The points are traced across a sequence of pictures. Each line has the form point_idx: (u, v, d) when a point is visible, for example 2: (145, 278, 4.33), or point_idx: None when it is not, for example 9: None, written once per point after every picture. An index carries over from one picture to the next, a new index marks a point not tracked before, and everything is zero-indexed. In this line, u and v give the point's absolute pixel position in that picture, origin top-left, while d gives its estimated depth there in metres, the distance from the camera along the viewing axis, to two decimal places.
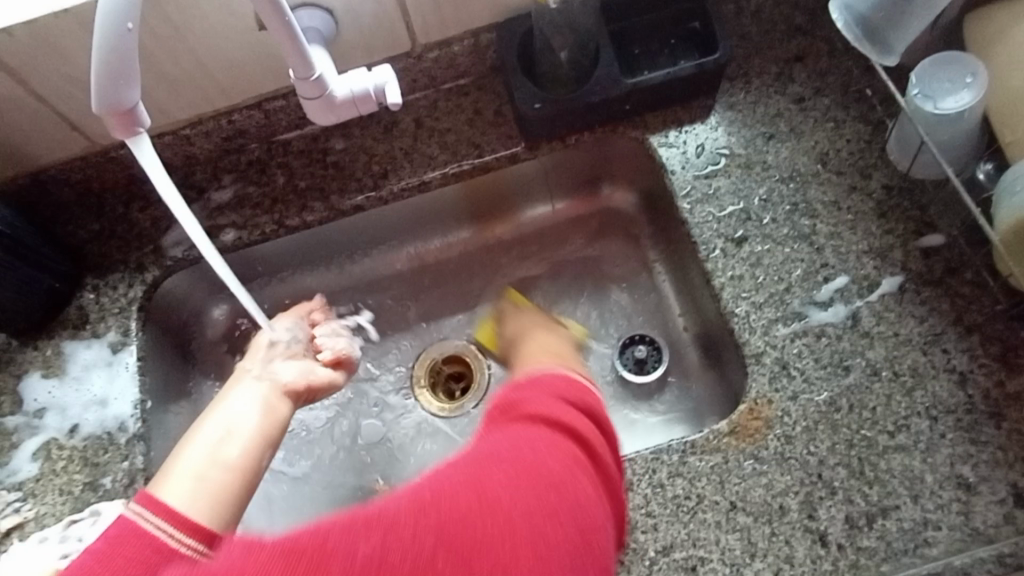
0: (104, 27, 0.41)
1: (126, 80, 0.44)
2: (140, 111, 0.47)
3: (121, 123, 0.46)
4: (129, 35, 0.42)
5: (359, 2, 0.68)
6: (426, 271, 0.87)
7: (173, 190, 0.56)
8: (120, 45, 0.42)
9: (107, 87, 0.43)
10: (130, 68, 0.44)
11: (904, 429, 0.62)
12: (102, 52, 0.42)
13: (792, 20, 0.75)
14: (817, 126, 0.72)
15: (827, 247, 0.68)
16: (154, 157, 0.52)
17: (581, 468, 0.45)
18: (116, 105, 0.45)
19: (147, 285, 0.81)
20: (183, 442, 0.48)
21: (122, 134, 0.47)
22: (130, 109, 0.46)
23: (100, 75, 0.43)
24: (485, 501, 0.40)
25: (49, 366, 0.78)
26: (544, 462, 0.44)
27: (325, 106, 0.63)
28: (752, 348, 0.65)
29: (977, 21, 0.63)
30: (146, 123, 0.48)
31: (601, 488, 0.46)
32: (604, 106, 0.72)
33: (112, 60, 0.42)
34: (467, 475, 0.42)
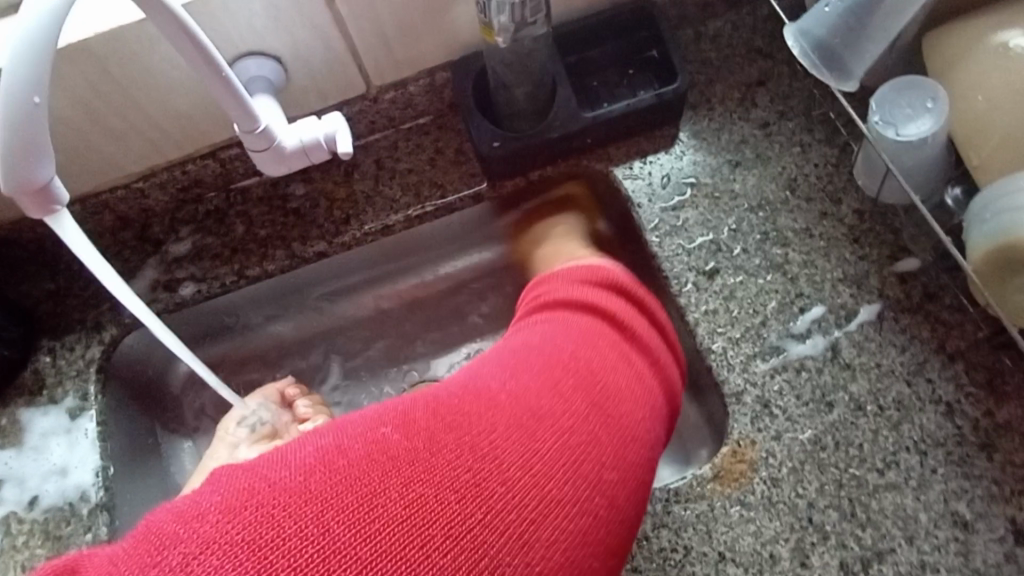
0: (8, 101, 0.39)
1: (38, 155, 0.41)
2: (56, 186, 0.44)
3: (35, 201, 0.44)
4: (37, 109, 0.40)
5: (308, 48, 0.66)
6: (396, 314, 0.83)
7: (101, 257, 0.54)
8: (26, 120, 0.40)
9: (15, 164, 0.41)
10: (41, 143, 0.41)
11: (894, 466, 0.60)
12: (8, 128, 0.39)
13: (753, 43, 0.74)
14: (783, 150, 0.70)
15: (801, 277, 0.66)
16: (75, 231, 0.49)
17: (599, 335, 0.60)
18: (27, 183, 0.42)
19: (105, 344, 0.78)
20: None
21: (38, 213, 0.45)
22: (44, 185, 0.43)
23: (7, 152, 0.40)
24: (483, 393, 0.54)
25: (4, 437, 0.75)
26: (581, 342, 0.59)
27: (275, 157, 0.61)
28: (732, 386, 0.63)
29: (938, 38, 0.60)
30: (65, 198, 0.45)
31: (614, 352, 0.59)
32: (566, 141, 0.70)
33: (18, 135, 0.40)
34: (482, 373, 0.56)
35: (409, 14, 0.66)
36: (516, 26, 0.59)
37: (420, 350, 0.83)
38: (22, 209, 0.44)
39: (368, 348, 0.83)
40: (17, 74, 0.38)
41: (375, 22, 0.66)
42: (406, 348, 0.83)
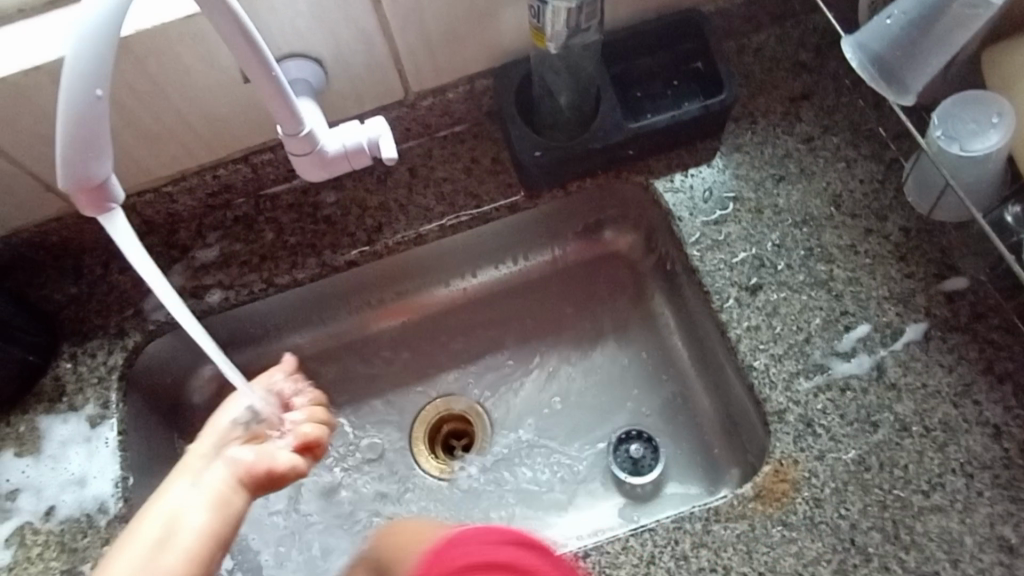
0: (70, 93, 0.38)
1: (96, 150, 0.40)
2: (112, 186, 0.43)
3: (91, 201, 0.42)
4: (99, 101, 0.39)
5: (351, 52, 0.65)
6: (418, 327, 0.83)
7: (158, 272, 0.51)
8: (87, 112, 0.38)
9: (73, 158, 0.39)
10: (101, 138, 0.40)
11: (939, 488, 0.59)
12: (69, 120, 0.38)
13: (796, 57, 0.74)
14: (828, 166, 0.69)
15: (847, 294, 0.65)
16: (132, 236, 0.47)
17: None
18: (85, 179, 0.41)
19: (128, 351, 0.76)
20: (120, 546, 0.48)
21: (92, 213, 0.43)
22: (101, 183, 0.41)
23: (66, 144, 0.39)
24: None
25: (23, 444, 0.73)
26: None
27: (316, 161, 0.60)
28: (774, 404, 0.62)
29: (999, 54, 0.59)
30: (119, 199, 0.43)
31: None
32: (608, 152, 0.69)
33: (78, 129, 0.39)
34: None
35: (456, 18, 0.65)
36: (569, 33, 0.58)
37: (445, 364, 0.83)
38: (77, 208, 0.43)
39: (387, 362, 0.83)
40: (80, 65, 0.37)
41: (422, 26, 0.65)
42: (434, 361, 0.83)
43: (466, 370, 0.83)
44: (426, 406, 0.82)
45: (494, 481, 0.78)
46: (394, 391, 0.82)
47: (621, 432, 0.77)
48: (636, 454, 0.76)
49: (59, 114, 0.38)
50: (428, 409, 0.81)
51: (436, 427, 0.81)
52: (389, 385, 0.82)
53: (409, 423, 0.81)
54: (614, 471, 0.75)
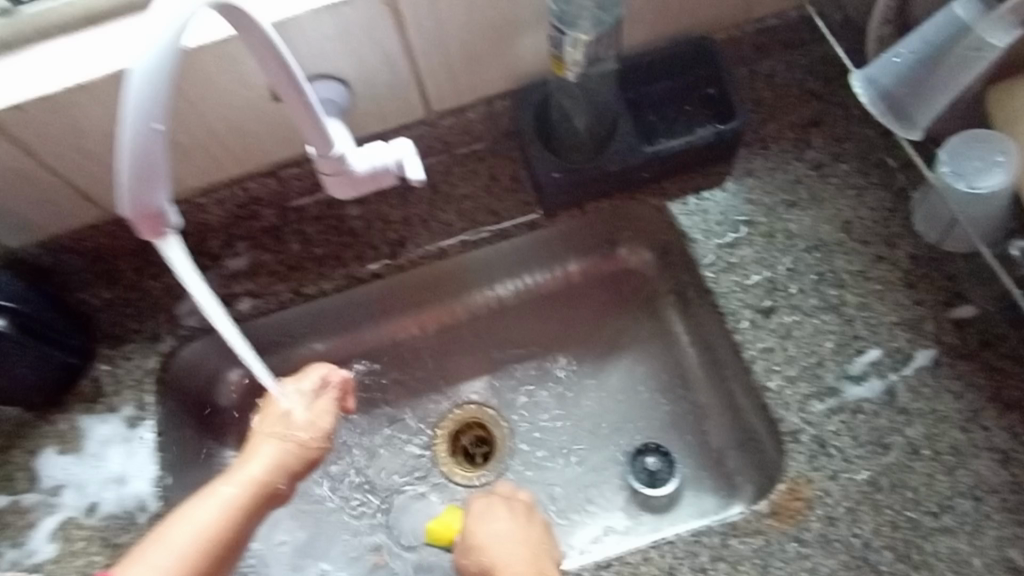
0: (131, 126, 0.41)
1: (154, 180, 0.43)
2: (168, 215, 0.45)
3: (149, 226, 0.45)
4: (157, 135, 0.42)
5: (376, 75, 0.68)
6: (440, 336, 0.87)
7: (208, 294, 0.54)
8: (147, 144, 0.41)
9: (134, 187, 0.42)
10: (159, 169, 0.43)
11: (949, 510, 0.60)
12: (132, 152, 0.41)
13: (804, 85, 0.74)
14: (838, 193, 0.70)
15: (858, 319, 0.66)
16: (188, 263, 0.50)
17: None
18: (145, 209, 0.44)
19: (162, 355, 0.80)
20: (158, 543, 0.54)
21: (150, 238, 0.46)
22: (158, 212, 0.44)
23: (131, 176, 0.42)
24: None
25: (65, 442, 0.78)
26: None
27: (346, 181, 0.63)
28: (788, 425, 0.64)
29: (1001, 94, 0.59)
30: (174, 226, 0.46)
31: None
32: (624, 174, 0.71)
33: (139, 160, 0.42)
34: None
35: (477, 43, 0.67)
36: (587, 61, 0.60)
37: (464, 371, 0.86)
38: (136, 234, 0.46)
39: (407, 370, 0.86)
40: (143, 99, 0.40)
41: (442, 49, 0.67)
42: (455, 370, 0.86)
43: (488, 377, 0.86)
44: (450, 414, 0.85)
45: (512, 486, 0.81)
46: (417, 396, 0.86)
47: (640, 444, 0.79)
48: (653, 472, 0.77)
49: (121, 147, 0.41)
50: (447, 416, 0.85)
51: (456, 435, 0.85)
52: (413, 392, 0.86)
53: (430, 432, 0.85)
54: (631, 482, 0.77)
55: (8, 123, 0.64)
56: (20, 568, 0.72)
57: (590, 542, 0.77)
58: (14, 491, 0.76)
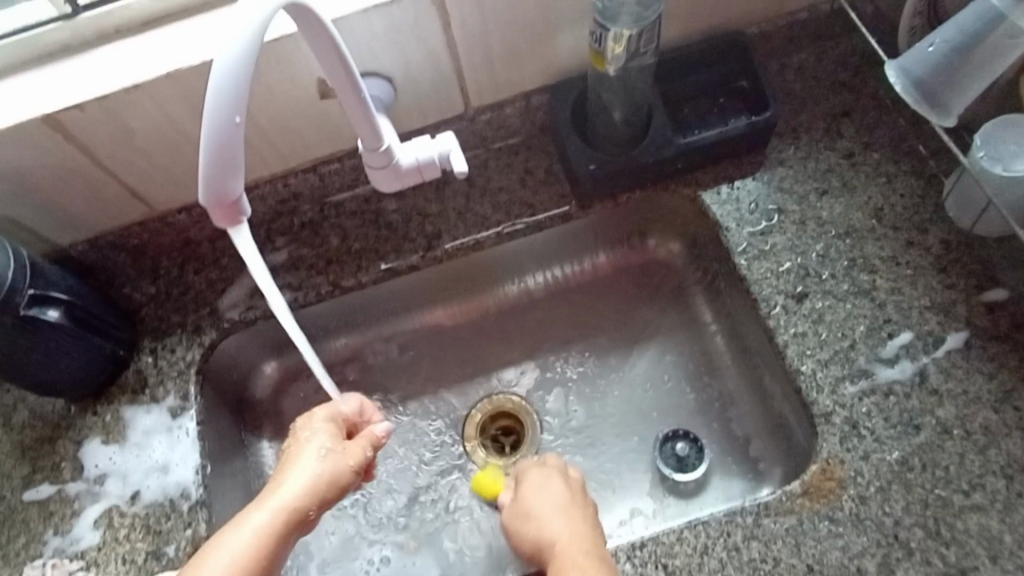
0: (212, 121, 0.43)
1: (232, 171, 0.45)
2: (243, 203, 0.48)
3: (225, 215, 0.48)
4: (236, 128, 0.44)
5: (419, 71, 0.70)
6: (470, 327, 0.88)
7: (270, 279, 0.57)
8: (227, 137, 0.44)
9: (214, 179, 0.45)
10: (237, 160, 0.45)
11: (980, 488, 0.62)
12: (213, 145, 0.44)
13: (836, 76, 0.77)
14: (869, 180, 0.72)
15: (889, 303, 0.68)
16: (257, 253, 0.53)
17: None
18: (223, 197, 0.46)
19: (204, 347, 0.82)
20: None
21: (226, 226, 0.48)
22: (235, 201, 0.47)
23: (211, 167, 0.45)
24: None
25: (109, 432, 0.79)
26: None
27: (392, 174, 0.64)
28: (821, 407, 0.66)
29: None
30: (247, 213, 0.49)
31: None
32: (658, 166, 0.73)
33: (219, 152, 0.44)
34: None
35: (518, 40, 0.69)
36: (628, 56, 0.62)
37: (496, 362, 0.88)
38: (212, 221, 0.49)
39: (438, 360, 0.88)
40: (225, 95, 0.42)
41: (484, 46, 0.69)
42: (486, 360, 0.88)
43: (520, 368, 0.87)
44: (479, 404, 0.87)
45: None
46: (451, 386, 0.87)
47: (668, 430, 0.81)
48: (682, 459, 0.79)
49: (203, 141, 0.44)
50: (479, 405, 0.86)
51: (486, 424, 0.86)
52: (446, 382, 0.88)
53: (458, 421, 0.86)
54: (659, 467, 0.79)
55: (68, 122, 0.67)
56: (64, 555, 0.74)
57: (619, 526, 0.78)
58: (58, 480, 0.77)
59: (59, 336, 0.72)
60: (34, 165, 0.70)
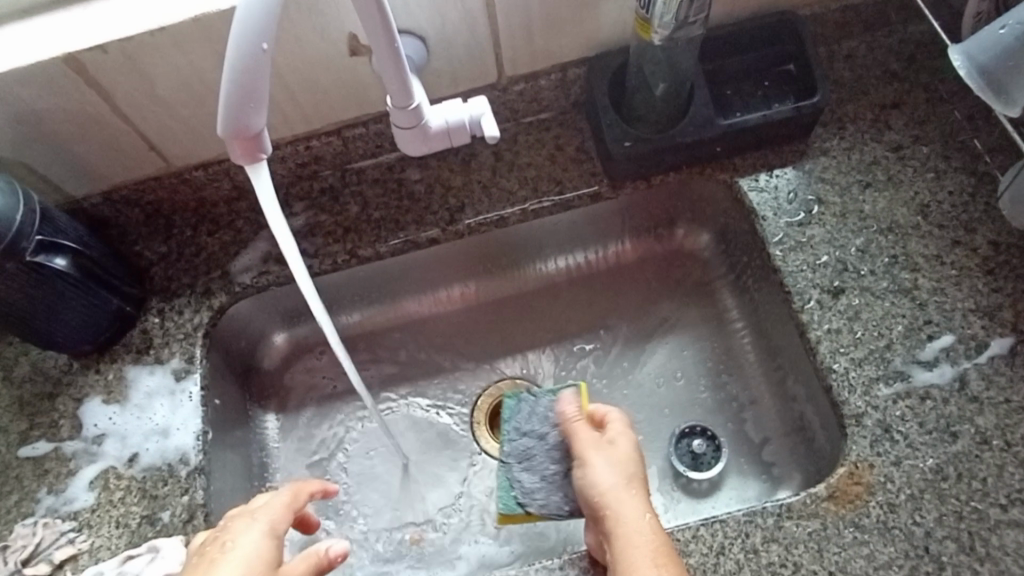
0: (239, 49, 0.41)
1: (255, 103, 0.44)
2: (263, 137, 0.47)
3: (245, 149, 0.46)
4: (263, 56, 0.42)
5: (455, 33, 0.67)
6: (484, 309, 0.86)
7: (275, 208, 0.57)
8: (254, 67, 0.42)
9: (236, 112, 0.43)
10: (261, 92, 0.44)
11: (1018, 503, 0.58)
12: (238, 74, 0.42)
13: (887, 66, 0.74)
14: (916, 175, 0.70)
15: (930, 303, 0.65)
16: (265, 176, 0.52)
17: None
18: (243, 129, 0.45)
19: (213, 311, 0.79)
20: None
21: (244, 159, 0.47)
22: (256, 134, 0.45)
23: (233, 100, 0.43)
24: None
25: (110, 391, 0.77)
26: None
27: (419, 136, 0.62)
28: (852, 408, 0.63)
29: None
30: (266, 148, 0.48)
31: None
32: (696, 148, 0.70)
33: (244, 83, 0.42)
34: None
35: (560, 6, 0.67)
36: (676, 24, 0.59)
37: (511, 345, 0.85)
38: (230, 155, 0.47)
39: (450, 340, 0.86)
40: (254, 19, 0.41)
41: (525, 11, 0.66)
42: (500, 343, 0.85)
43: (535, 353, 0.85)
44: (490, 387, 0.84)
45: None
46: (466, 365, 0.85)
47: (684, 426, 0.77)
48: (697, 457, 0.76)
49: (227, 70, 0.42)
50: (494, 387, 0.84)
51: (497, 409, 0.84)
52: (459, 361, 0.85)
53: (469, 404, 0.84)
54: (674, 464, 0.75)
55: (89, 65, 0.64)
56: (56, 515, 0.71)
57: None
58: (55, 437, 0.75)
59: (65, 287, 0.69)
60: (52, 109, 0.68)
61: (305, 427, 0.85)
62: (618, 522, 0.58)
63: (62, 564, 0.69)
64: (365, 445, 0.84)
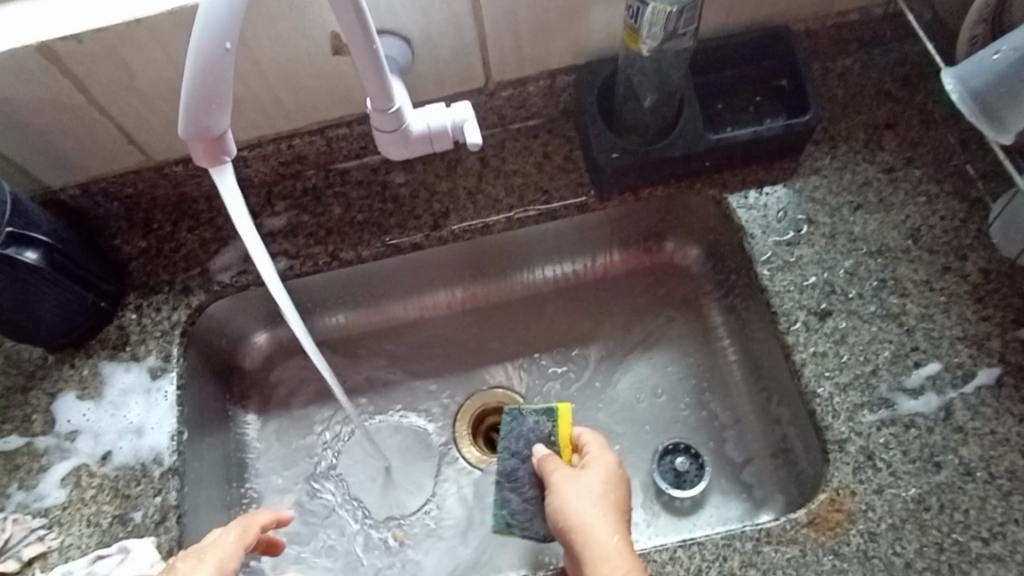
0: (202, 46, 0.40)
1: (218, 103, 0.42)
2: (227, 139, 0.45)
3: (209, 151, 0.45)
4: (226, 55, 0.41)
5: (440, 35, 0.66)
6: (469, 316, 0.85)
7: (244, 211, 0.56)
8: (216, 64, 0.41)
9: (198, 111, 0.42)
10: (224, 92, 0.42)
11: (1000, 537, 0.57)
12: (199, 73, 0.41)
13: (881, 85, 0.73)
14: (908, 198, 0.68)
15: (918, 330, 0.64)
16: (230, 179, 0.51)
17: None
18: (205, 131, 0.43)
19: (192, 309, 0.78)
20: None
21: (207, 162, 0.46)
22: (219, 136, 0.44)
23: (194, 99, 0.41)
24: None
25: (86, 387, 0.76)
26: None
27: (400, 141, 0.60)
28: (835, 433, 0.61)
29: None
30: (231, 151, 0.46)
31: None
32: (684, 161, 0.68)
33: (207, 82, 0.41)
34: None
35: (548, 13, 0.65)
36: (665, 36, 0.57)
37: (495, 354, 0.84)
38: (193, 158, 0.46)
39: (432, 346, 0.84)
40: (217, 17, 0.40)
41: (512, 16, 0.65)
42: (484, 351, 0.84)
43: (519, 362, 0.84)
44: (471, 396, 0.83)
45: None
46: (448, 371, 0.84)
47: (668, 442, 0.76)
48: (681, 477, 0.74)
49: (188, 67, 0.41)
50: (477, 396, 0.83)
51: (479, 418, 0.83)
52: (441, 367, 0.84)
53: (450, 411, 0.83)
54: (656, 481, 0.74)
55: (64, 54, 0.63)
56: (25, 511, 0.70)
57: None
58: (28, 432, 0.74)
59: (36, 281, 0.68)
60: (28, 98, 0.67)
61: (285, 429, 0.84)
62: (589, 546, 0.57)
63: (31, 561, 0.68)
64: (346, 452, 0.83)
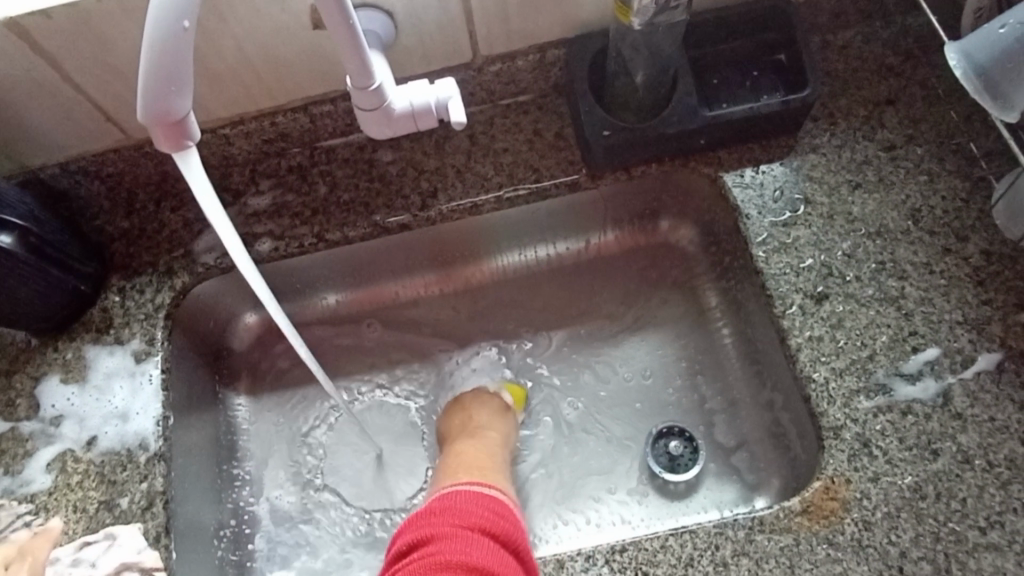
0: (156, 24, 0.38)
1: (178, 84, 0.40)
2: (189, 123, 0.43)
3: (169, 135, 0.42)
4: (184, 34, 0.39)
5: (424, 8, 0.63)
6: (458, 297, 0.83)
7: (213, 198, 0.53)
8: (174, 43, 0.39)
9: (156, 92, 0.40)
10: (184, 71, 0.40)
11: (998, 526, 0.56)
12: (157, 53, 0.38)
13: (883, 59, 0.71)
14: (908, 177, 0.66)
15: (917, 314, 0.62)
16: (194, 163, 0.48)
17: None
18: (165, 114, 0.41)
19: (175, 291, 0.76)
20: None
21: (169, 147, 0.43)
22: (180, 119, 0.42)
23: (152, 79, 0.39)
24: None
25: (69, 371, 0.74)
26: None
27: (383, 119, 0.58)
28: (831, 420, 0.60)
29: None
30: (194, 135, 0.44)
31: None
32: (678, 139, 0.66)
33: (164, 61, 0.39)
34: None
35: None
36: (657, 10, 0.55)
37: (485, 338, 0.82)
38: (155, 143, 0.43)
39: (421, 328, 0.83)
40: None
41: None
42: (473, 333, 0.83)
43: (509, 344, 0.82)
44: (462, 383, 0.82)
45: (539, 463, 0.77)
46: (438, 353, 0.83)
47: (662, 426, 0.75)
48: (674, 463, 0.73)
49: (145, 46, 0.38)
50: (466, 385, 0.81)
51: None
52: (430, 350, 0.83)
53: (440, 394, 0.82)
54: (649, 464, 0.73)
55: (32, 29, 0.60)
56: (11, 497, 0.68)
57: (571, 511, 0.74)
58: (12, 417, 0.72)
59: (11, 263, 0.66)
60: None
61: (275, 412, 0.83)
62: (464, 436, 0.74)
63: None
64: (336, 436, 0.82)
